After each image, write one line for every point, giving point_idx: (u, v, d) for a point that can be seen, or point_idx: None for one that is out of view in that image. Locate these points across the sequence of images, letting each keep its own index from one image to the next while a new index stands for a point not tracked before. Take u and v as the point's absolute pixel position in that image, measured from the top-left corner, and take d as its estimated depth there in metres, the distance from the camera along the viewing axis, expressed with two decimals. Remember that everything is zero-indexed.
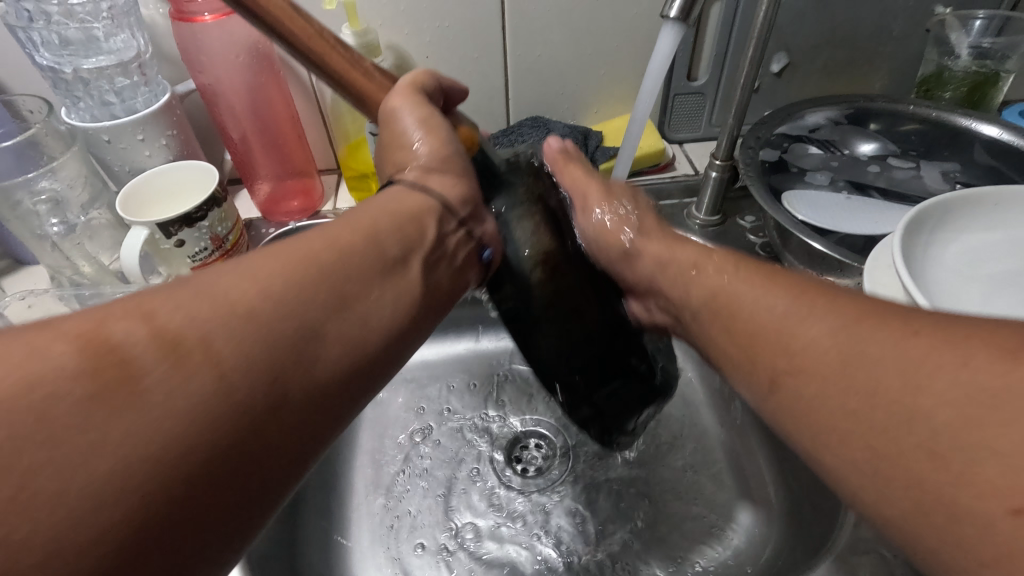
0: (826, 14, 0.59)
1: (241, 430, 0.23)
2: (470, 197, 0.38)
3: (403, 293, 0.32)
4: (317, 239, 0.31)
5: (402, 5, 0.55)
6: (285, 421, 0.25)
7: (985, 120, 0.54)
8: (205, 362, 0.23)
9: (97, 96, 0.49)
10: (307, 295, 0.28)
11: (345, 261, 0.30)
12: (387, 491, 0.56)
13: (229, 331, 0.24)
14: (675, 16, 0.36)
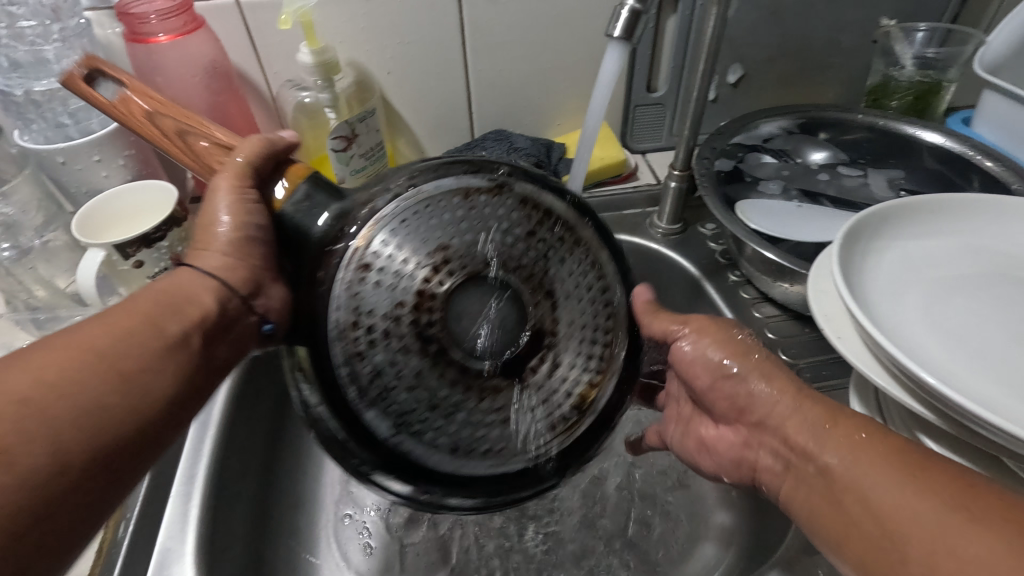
0: (777, 27, 0.61)
1: (83, 446, 0.26)
2: (253, 275, 0.36)
3: (186, 367, 0.31)
4: (128, 305, 0.31)
5: (360, 23, 0.55)
6: (68, 497, 0.25)
7: (928, 128, 0.56)
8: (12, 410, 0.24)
9: (50, 117, 0.49)
10: (115, 348, 0.28)
11: (152, 329, 0.30)
12: (359, 506, 0.56)
13: (72, 381, 0.26)
14: (620, 36, 0.37)
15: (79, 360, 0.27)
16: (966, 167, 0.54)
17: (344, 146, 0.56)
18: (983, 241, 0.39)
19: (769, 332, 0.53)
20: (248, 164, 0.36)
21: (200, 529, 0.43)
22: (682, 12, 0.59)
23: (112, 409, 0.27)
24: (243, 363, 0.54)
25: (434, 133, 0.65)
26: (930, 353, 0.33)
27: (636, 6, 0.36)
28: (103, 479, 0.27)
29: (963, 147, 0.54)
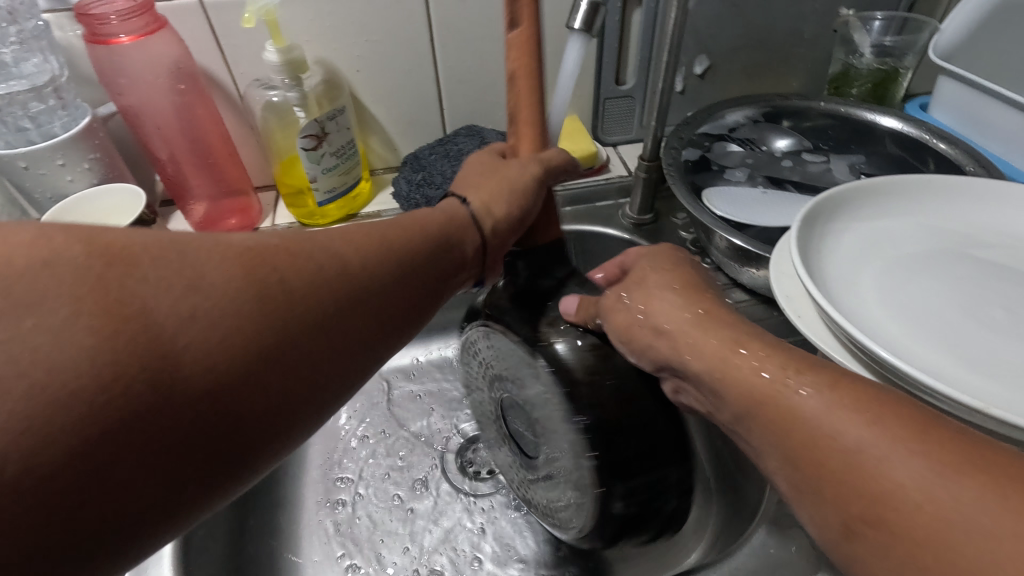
0: (740, 18, 0.62)
1: (249, 372, 0.22)
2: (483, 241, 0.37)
3: (389, 279, 0.29)
4: (383, 230, 0.30)
5: (326, 21, 0.55)
6: (252, 409, 0.22)
7: (886, 113, 0.58)
8: (234, 294, 0.22)
9: (11, 122, 0.48)
10: (308, 251, 0.26)
11: (366, 253, 0.28)
12: (342, 498, 0.56)
13: (265, 271, 0.24)
14: (580, 28, 0.38)
15: (332, 269, 0.26)
16: (923, 150, 0.56)
17: (314, 144, 0.56)
18: (935, 219, 0.41)
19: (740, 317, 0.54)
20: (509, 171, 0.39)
21: (177, 531, 0.43)
22: (646, 5, 0.60)
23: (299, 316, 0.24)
24: None
25: (406, 130, 0.65)
26: (884, 327, 0.34)
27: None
28: (284, 394, 0.24)
29: (920, 131, 0.56)
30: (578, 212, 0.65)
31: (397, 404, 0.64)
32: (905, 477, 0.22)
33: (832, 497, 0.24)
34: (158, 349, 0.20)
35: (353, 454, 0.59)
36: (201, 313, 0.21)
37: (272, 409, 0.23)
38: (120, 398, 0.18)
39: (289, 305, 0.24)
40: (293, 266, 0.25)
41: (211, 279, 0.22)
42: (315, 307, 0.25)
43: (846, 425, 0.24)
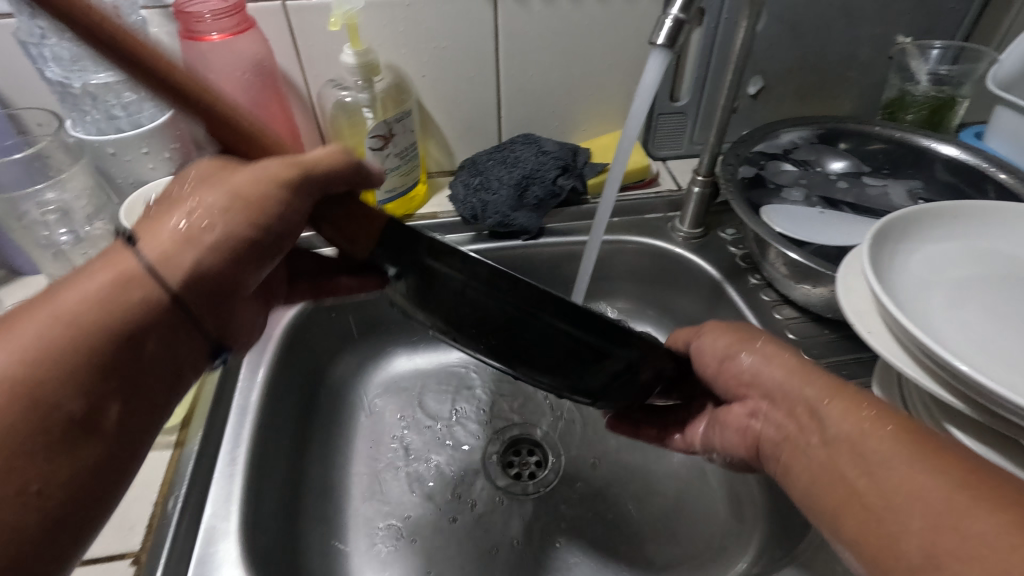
0: (798, 41, 0.63)
1: (54, 497, 0.26)
2: (199, 283, 0.31)
3: (172, 379, 0.32)
4: (89, 298, 0.28)
5: (399, 28, 0.57)
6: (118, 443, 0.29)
7: (942, 141, 0.58)
8: (11, 432, 0.25)
9: (104, 109, 0.50)
10: (89, 311, 0.28)
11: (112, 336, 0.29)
12: (386, 485, 0.57)
13: (67, 374, 0.27)
14: (663, 43, 0.39)
15: (108, 347, 0.28)
16: (980, 179, 0.56)
17: (381, 145, 0.58)
18: (1002, 247, 0.42)
19: (790, 333, 0.54)
20: (312, 166, 0.34)
21: (242, 506, 0.44)
22: (707, 25, 0.61)
23: (112, 380, 0.29)
24: (274, 350, 0.55)
25: (463, 135, 0.67)
26: (956, 347, 0.35)
27: (679, 16, 0.39)
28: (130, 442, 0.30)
29: (978, 159, 0.56)
30: (626, 222, 0.66)
31: (439, 392, 0.66)
32: (960, 521, 0.23)
33: (878, 525, 0.26)
34: (19, 454, 0.25)
35: (396, 448, 0.60)
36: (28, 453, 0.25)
37: (85, 504, 0.28)
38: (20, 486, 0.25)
39: (70, 391, 0.27)
40: (51, 392, 0.26)
41: (56, 394, 0.27)
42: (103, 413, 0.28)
43: (897, 470, 0.26)
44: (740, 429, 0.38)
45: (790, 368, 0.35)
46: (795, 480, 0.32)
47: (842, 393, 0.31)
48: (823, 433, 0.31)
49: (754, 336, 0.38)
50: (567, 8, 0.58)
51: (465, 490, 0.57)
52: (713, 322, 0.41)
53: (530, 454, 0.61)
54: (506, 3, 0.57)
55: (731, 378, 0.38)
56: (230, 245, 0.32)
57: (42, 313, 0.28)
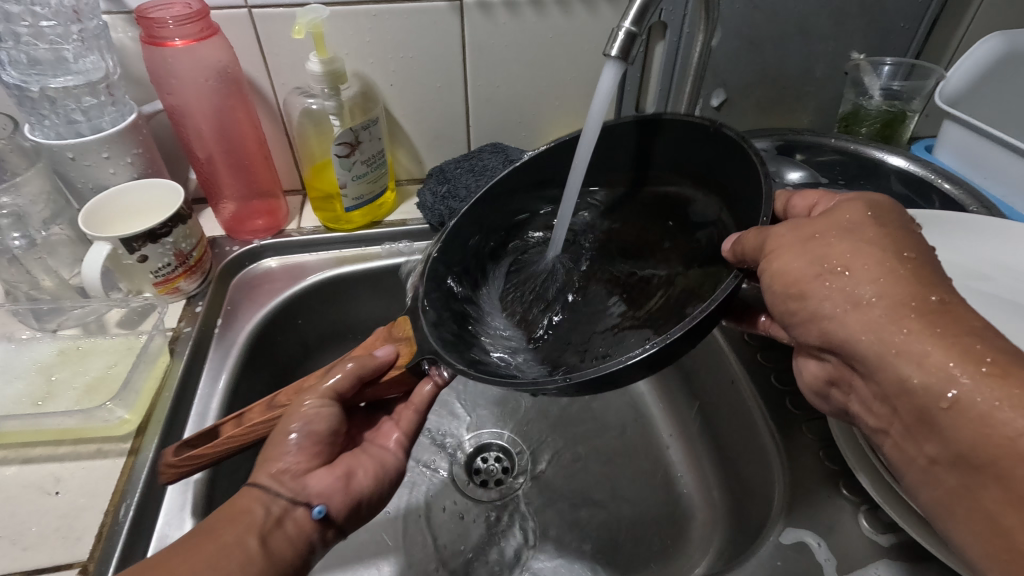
0: (758, 56, 0.65)
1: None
2: (303, 471, 0.39)
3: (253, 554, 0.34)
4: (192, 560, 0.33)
5: (366, 36, 0.58)
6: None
7: (893, 153, 0.61)
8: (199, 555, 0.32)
9: (63, 113, 0.50)
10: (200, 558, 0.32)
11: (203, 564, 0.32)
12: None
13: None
14: (617, 55, 0.41)
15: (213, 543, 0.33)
16: (928, 189, 0.58)
17: (347, 152, 0.58)
18: (941, 253, 0.43)
19: (746, 337, 0.56)
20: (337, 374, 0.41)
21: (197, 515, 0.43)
22: (670, 40, 0.63)
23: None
24: (236, 355, 0.54)
25: (432, 143, 0.68)
26: None
27: (632, 29, 0.40)
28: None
29: (926, 171, 0.59)
30: None
31: None
32: None
33: (999, 492, 0.25)
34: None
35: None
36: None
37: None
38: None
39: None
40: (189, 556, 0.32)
41: None
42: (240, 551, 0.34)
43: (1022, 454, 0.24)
44: (823, 394, 0.35)
45: (879, 328, 0.28)
46: (900, 466, 0.30)
47: (975, 357, 0.26)
48: (904, 407, 0.28)
49: (837, 257, 0.31)
50: (534, 21, 0.60)
51: (430, 500, 0.57)
52: (783, 237, 0.33)
53: (498, 461, 0.61)
54: (472, 14, 0.58)
55: (811, 326, 0.32)
56: (304, 437, 0.39)
57: (213, 533, 0.34)
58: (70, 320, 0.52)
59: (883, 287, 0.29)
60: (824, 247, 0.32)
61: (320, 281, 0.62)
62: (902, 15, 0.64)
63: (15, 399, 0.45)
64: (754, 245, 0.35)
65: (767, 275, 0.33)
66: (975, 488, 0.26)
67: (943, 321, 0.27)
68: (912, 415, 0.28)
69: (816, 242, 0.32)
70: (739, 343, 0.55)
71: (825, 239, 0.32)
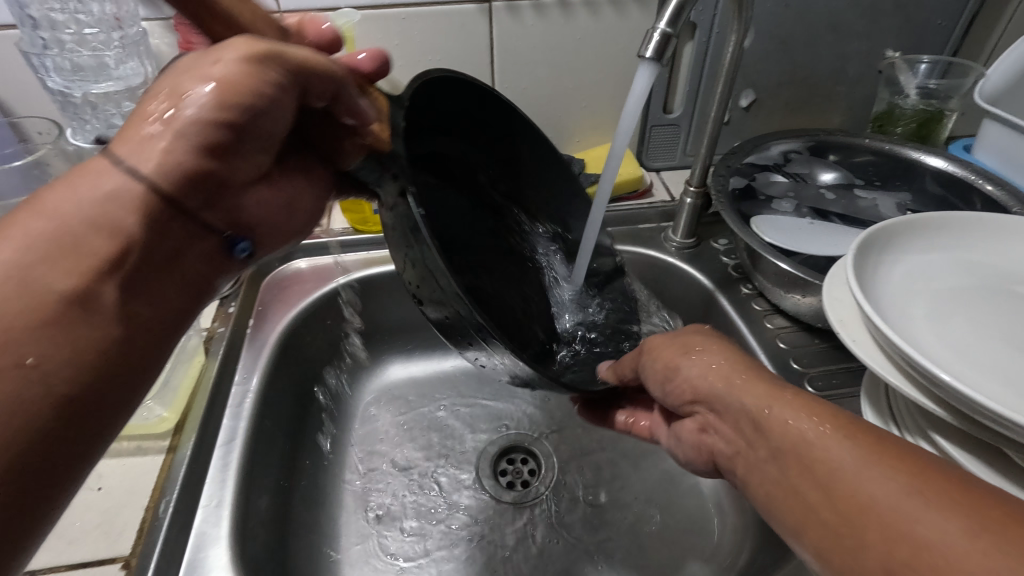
0: (788, 55, 0.64)
1: (64, 391, 0.26)
2: (214, 180, 0.31)
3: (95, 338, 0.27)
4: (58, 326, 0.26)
5: (395, 39, 0.58)
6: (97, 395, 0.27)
7: (930, 153, 0.59)
8: (18, 306, 0.25)
9: (104, 118, 0.52)
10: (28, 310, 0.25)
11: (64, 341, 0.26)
12: (379, 490, 0.58)
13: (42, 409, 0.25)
14: (651, 56, 0.40)
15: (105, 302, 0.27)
16: (968, 190, 0.56)
17: None
18: (985, 256, 0.42)
19: (780, 343, 0.54)
20: (287, 52, 0.30)
21: (233, 513, 0.43)
22: (698, 40, 0.62)
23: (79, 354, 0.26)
24: (268, 356, 0.55)
25: None
26: (941, 356, 0.35)
27: (667, 30, 0.40)
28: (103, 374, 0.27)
29: (965, 171, 0.57)
30: (621, 233, 0.66)
31: (433, 401, 0.66)
32: (915, 525, 0.22)
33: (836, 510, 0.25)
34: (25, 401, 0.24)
35: (389, 454, 0.61)
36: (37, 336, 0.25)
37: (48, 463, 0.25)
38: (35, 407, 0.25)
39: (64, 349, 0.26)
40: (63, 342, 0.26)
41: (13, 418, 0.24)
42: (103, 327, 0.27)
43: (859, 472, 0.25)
44: (695, 446, 0.37)
45: (730, 378, 0.34)
46: (756, 490, 0.31)
47: (784, 398, 0.31)
48: (765, 446, 0.30)
49: (697, 342, 0.38)
50: (562, 22, 0.59)
51: (459, 500, 0.57)
52: (654, 337, 0.41)
53: (524, 462, 0.61)
54: (500, 16, 0.58)
55: (684, 388, 0.37)
56: (204, 129, 0.28)
57: (46, 209, 0.27)
58: None
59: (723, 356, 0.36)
60: (691, 340, 0.38)
61: (350, 283, 0.62)
62: (940, 12, 0.63)
63: None
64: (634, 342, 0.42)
65: (648, 360, 0.40)
66: (822, 494, 0.26)
67: (765, 384, 0.32)
68: (773, 441, 0.30)
69: (666, 340, 0.40)
70: (772, 349, 0.54)
71: (692, 337, 0.38)
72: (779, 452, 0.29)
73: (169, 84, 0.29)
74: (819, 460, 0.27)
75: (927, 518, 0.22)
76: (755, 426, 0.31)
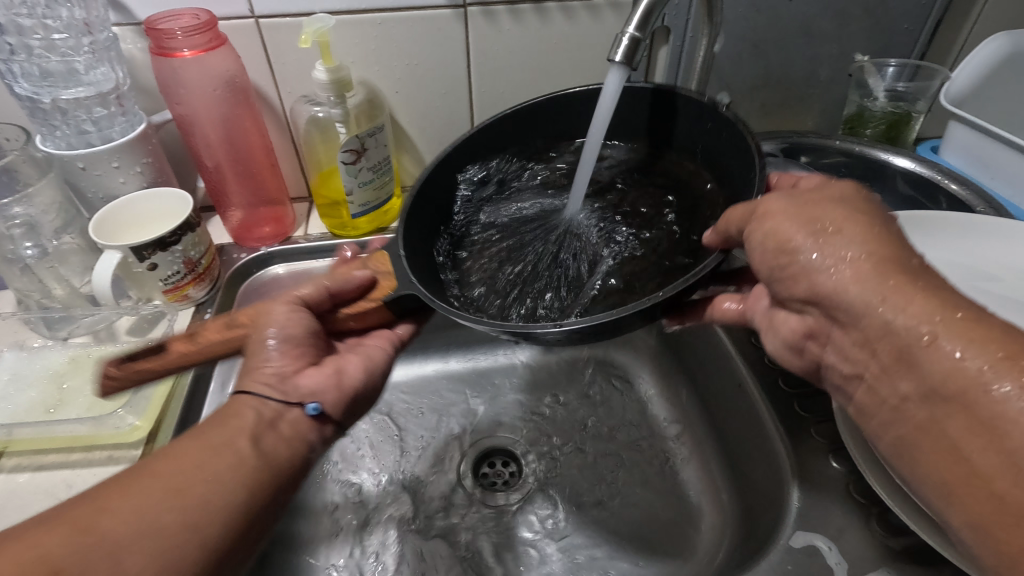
0: (760, 59, 0.65)
1: (226, 525, 0.31)
2: (298, 366, 0.41)
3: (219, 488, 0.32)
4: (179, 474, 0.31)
5: (372, 44, 0.58)
6: (246, 527, 0.32)
7: (898, 154, 0.60)
8: (156, 509, 0.29)
9: (74, 124, 0.51)
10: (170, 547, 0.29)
11: (183, 499, 0.30)
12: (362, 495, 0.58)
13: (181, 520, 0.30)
14: (620, 61, 0.41)
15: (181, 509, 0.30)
16: (935, 191, 0.58)
17: (353, 159, 0.58)
18: (950, 253, 0.43)
19: (754, 341, 0.55)
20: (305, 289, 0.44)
21: None
22: (673, 44, 0.63)
23: (216, 492, 0.31)
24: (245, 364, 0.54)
25: (438, 149, 0.68)
26: None
27: (635, 35, 0.40)
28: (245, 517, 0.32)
29: (932, 172, 0.58)
30: None
31: (414, 405, 0.66)
32: None
33: (976, 437, 0.25)
34: (188, 545, 0.29)
35: (371, 459, 0.60)
36: (187, 513, 0.30)
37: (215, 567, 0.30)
38: (195, 550, 0.29)
39: (194, 513, 0.30)
40: (181, 497, 0.30)
41: (171, 552, 0.29)
42: (227, 500, 0.32)
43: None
44: (796, 345, 0.36)
45: (872, 283, 0.29)
46: (885, 440, 0.30)
47: (950, 321, 0.27)
48: (913, 381, 0.28)
49: (830, 220, 0.31)
50: (538, 27, 0.60)
51: (440, 505, 0.57)
52: (772, 202, 0.34)
53: (505, 465, 0.61)
54: (476, 20, 0.58)
55: (801, 281, 0.32)
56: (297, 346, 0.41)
57: (183, 455, 0.32)
58: (81, 329, 0.53)
59: (869, 247, 0.30)
60: (818, 211, 0.32)
61: None
62: (907, 17, 0.64)
63: (28, 407, 0.46)
64: (743, 212, 0.35)
65: (759, 233, 0.33)
66: (978, 464, 0.25)
67: (927, 283, 0.28)
68: (929, 387, 0.27)
69: (787, 210, 0.33)
70: (747, 347, 0.55)
71: (823, 206, 0.32)
72: (938, 402, 0.27)
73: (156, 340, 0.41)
74: (981, 416, 0.25)
75: None
76: (909, 341, 0.27)
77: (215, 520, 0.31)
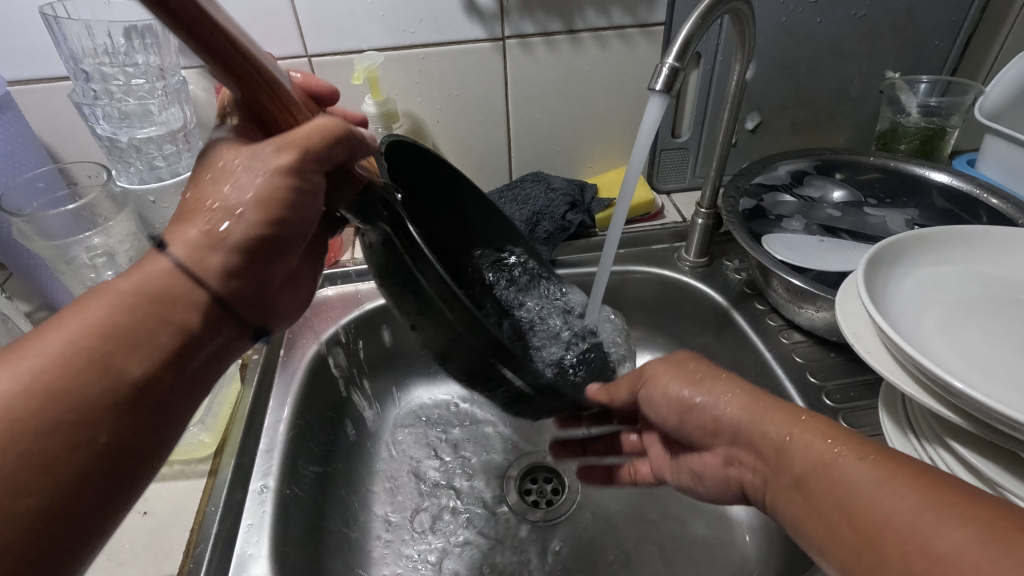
0: (790, 80, 0.67)
1: (52, 488, 0.25)
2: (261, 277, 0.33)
3: (112, 389, 0.27)
4: (27, 376, 0.26)
5: (416, 79, 0.61)
6: (109, 455, 0.27)
7: (935, 169, 0.61)
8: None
9: (146, 160, 0.55)
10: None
11: (68, 415, 0.26)
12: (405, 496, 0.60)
13: (30, 448, 0.25)
14: (661, 89, 0.43)
15: (37, 420, 0.26)
16: (973, 204, 0.58)
17: None
18: (992, 268, 0.44)
19: (796, 357, 0.55)
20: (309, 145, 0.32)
21: (272, 533, 0.45)
22: (704, 68, 0.65)
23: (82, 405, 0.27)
24: (302, 385, 0.56)
25: (476, 175, 0.71)
26: (955, 366, 0.36)
27: (674, 65, 0.42)
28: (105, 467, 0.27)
29: (969, 186, 0.59)
30: (634, 253, 0.68)
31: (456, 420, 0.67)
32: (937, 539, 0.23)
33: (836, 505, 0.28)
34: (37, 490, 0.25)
35: (409, 462, 0.63)
36: (40, 429, 0.26)
37: (90, 497, 0.27)
38: (74, 479, 0.26)
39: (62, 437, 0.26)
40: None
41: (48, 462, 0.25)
42: (94, 409, 0.27)
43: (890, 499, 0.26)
44: (722, 479, 0.37)
45: (751, 407, 0.34)
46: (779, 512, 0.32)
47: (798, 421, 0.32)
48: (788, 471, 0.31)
49: (702, 372, 0.38)
50: (573, 56, 0.63)
51: (480, 519, 0.58)
52: (654, 365, 0.40)
53: (547, 481, 0.63)
54: (514, 52, 0.61)
55: (690, 420, 0.37)
56: (248, 248, 0.32)
57: (20, 358, 0.26)
58: None
59: (733, 390, 0.36)
60: (691, 368, 0.38)
61: (374, 309, 0.65)
62: (937, 33, 0.65)
63: None
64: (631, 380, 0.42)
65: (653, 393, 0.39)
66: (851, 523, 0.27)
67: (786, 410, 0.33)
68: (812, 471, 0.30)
69: (680, 366, 0.39)
70: (789, 363, 0.55)
71: (692, 363, 0.39)
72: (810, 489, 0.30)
73: (212, 178, 0.32)
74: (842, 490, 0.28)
75: (948, 533, 0.23)
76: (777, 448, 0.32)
77: (94, 439, 0.27)
